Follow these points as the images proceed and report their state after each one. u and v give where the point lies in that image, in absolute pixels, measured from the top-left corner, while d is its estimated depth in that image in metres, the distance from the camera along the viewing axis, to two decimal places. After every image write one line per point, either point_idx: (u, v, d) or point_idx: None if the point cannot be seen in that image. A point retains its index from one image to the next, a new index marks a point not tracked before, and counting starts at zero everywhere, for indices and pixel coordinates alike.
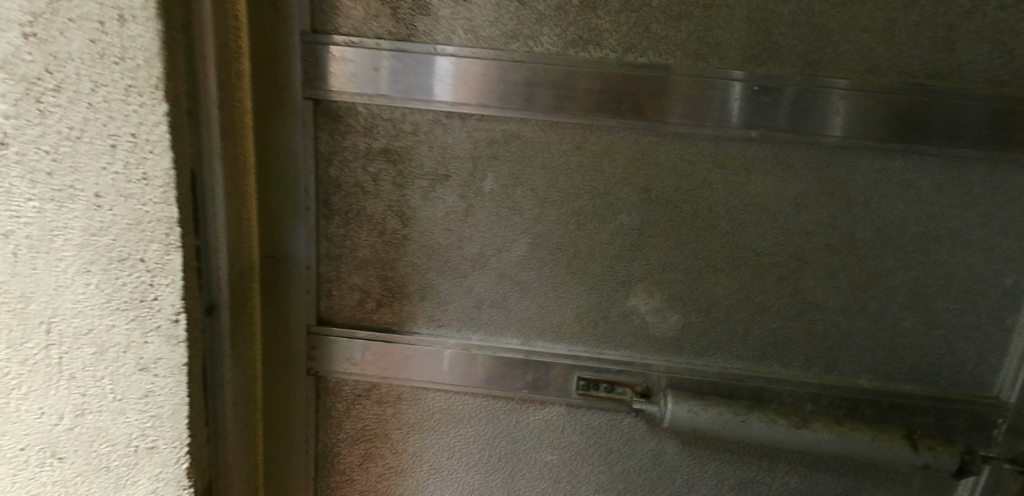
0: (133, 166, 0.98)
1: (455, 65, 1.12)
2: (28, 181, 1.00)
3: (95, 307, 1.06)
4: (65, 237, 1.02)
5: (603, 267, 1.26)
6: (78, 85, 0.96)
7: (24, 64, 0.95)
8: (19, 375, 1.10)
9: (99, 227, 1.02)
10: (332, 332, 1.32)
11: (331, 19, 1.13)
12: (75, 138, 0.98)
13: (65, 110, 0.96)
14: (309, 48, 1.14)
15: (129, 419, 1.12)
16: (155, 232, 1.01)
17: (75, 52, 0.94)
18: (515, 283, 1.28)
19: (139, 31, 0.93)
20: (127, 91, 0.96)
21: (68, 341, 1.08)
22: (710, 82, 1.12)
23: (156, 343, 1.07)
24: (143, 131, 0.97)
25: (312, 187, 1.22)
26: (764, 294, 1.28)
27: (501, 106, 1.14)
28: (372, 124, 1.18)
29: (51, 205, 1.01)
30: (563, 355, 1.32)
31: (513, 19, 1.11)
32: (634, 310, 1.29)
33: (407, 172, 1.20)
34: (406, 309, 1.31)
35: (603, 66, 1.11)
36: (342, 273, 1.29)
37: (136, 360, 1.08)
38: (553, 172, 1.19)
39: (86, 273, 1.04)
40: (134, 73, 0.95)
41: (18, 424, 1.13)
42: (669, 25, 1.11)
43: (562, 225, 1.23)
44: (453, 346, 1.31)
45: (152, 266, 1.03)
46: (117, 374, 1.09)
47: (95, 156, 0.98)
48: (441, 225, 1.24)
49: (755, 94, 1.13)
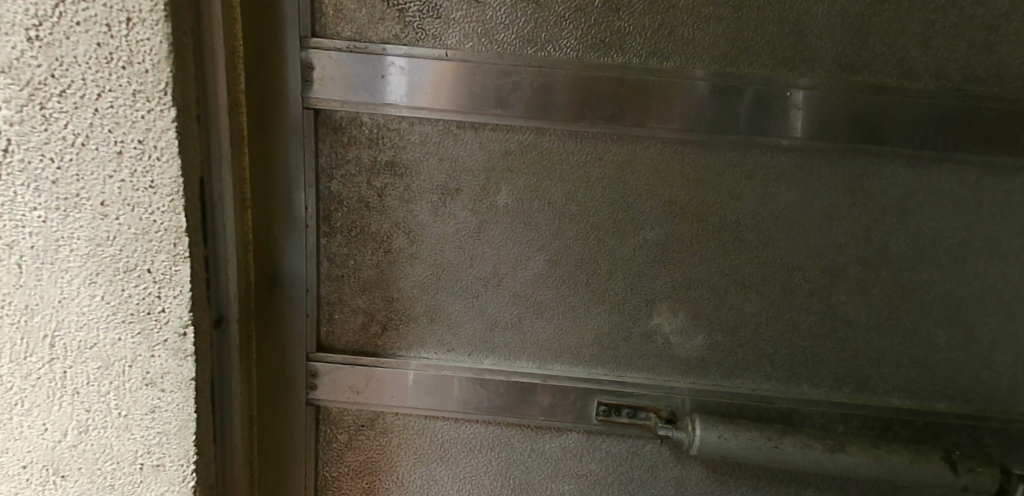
0: (140, 174, 0.91)
1: (468, 70, 1.04)
2: (33, 190, 0.92)
3: (101, 319, 0.97)
4: (70, 247, 0.94)
5: (625, 285, 1.18)
6: (84, 91, 0.88)
7: (29, 69, 0.87)
8: (20, 391, 1.01)
9: (104, 237, 0.94)
10: (333, 358, 1.23)
11: (333, 23, 1.04)
12: (80, 145, 0.90)
13: (72, 116, 0.89)
14: (309, 54, 1.05)
15: (134, 435, 1.03)
16: (163, 243, 0.94)
17: (82, 58, 0.87)
18: (530, 303, 1.20)
19: (149, 34, 0.87)
20: (134, 97, 0.89)
21: (74, 354, 0.99)
22: (739, 87, 1.06)
23: (163, 356, 0.99)
24: (151, 138, 0.90)
25: (311, 203, 1.13)
26: (793, 311, 1.21)
27: (518, 115, 1.06)
28: (377, 136, 1.09)
29: (56, 215, 0.93)
30: (582, 379, 1.23)
31: (530, 22, 1.03)
32: (657, 330, 1.21)
33: (414, 186, 1.12)
34: (413, 332, 1.22)
35: (627, 72, 1.04)
36: (346, 296, 1.20)
37: (143, 374, 1.00)
38: (572, 185, 1.11)
39: (92, 283, 0.96)
40: (142, 78, 0.88)
41: (19, 442, 1.04)
42: (697, 28, 1.04)
43: (582, 240, 1.15)
44: (464, 371, 1.23)
45: (158, 277, 0.95)
46: (123, 388, 1.01)
47: (101, 163, 0.91)
48: (451, 242, 1.15)
49: (787, 100, 1.07)
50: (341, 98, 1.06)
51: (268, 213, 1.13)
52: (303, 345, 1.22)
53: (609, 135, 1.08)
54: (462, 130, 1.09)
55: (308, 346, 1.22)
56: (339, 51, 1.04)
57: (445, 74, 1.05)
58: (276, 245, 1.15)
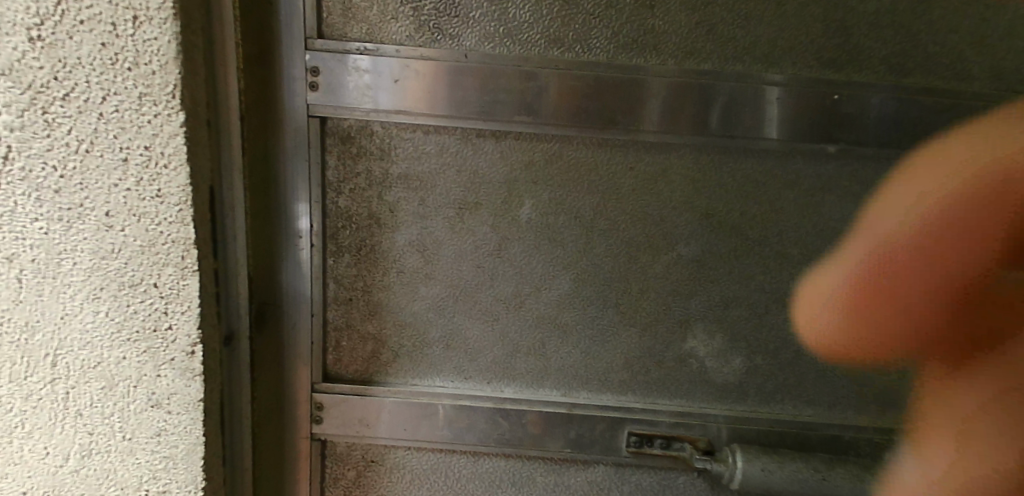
0: (146, 183, 0.84)
1: (492, 72, 0.96)
2: (34, 199, 0.84)
3: (105, 337, 0.90)
4: (72, 260, 0.87)
5: (657, 305, 1.09)
6: (88, 95, 0.81)
7: (30, 71, 0.80)
8: (20, 413, 0.93)
9: (109, 250, 0.87)
10: (342, 389, 1.13)
11: (341, 23, 0.95)
12: (84, 152, 0.83)
13: (75, 120, 0.82)
14: (315, 58, 0.96)
15: (138, 460, 0.95)
16: (171, 254, 0.87)
17: (85, 58, 0.80)
18: (555, 326, 1.10)
19: (156, 32, 0.80)
20: (139, 101, 0.82)
21: (76, 374, 0.91)
22: (782, 90, 0.98)
23: (169, 376, 0.92)
24: (158, 144, 0.83)
25: (318, 220, 1.03)
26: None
27: (545, 121, 0.98)
28: (389, 146, 1.00)
29: (58, 226, 0.85)
30: (611, 407, 1.14)
31: (557, 20, 0.95)
32: (691, 354, 1.12)
33: (429, 200, 1.03)
34: (428, 359, 1.12)
35: (663, 73, 0.96)
36: (354, 321, 1.10)
37: (149, 395, 0.93)
38: (601, 197, 1.03)
39: (96, 299, 0.89)
40: (148, 80, 0.81)
41: (18, 467, 0.95)
42: (738, 26, 0.96)
43: (612, 257, 1.06)
44: (483, 401, 1.13)
45: (166, 292, 0.88)
46: (127, 410, 0.93)
47: (106, 171, 0.84)
48: (469, 261, 1.06)
49: (834, 105, 0.99)
50: (350, 106, 0.97)
51: (271, 233, 1.03)
52: (308, 375, 1.12)
53: (641, 142, 1.00)
54: (483, 140, 1.00)
55: (314, 377, 1.12)
56: (348, 54, 0.95)
57: (464, 78, 0.96)
58: (277, 267, 1.05)
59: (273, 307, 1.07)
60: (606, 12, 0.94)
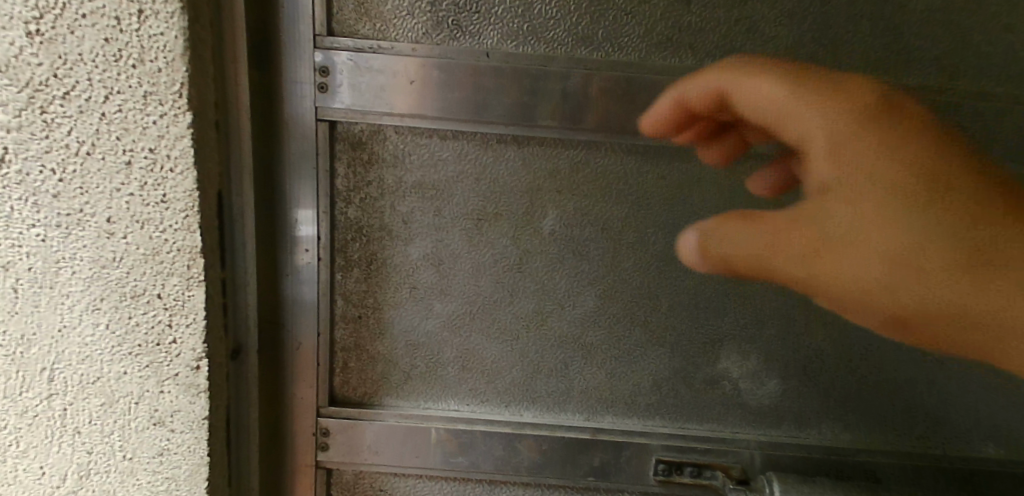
0: (150, 187, 0.77)
1: (515, 73, 0.89)
2: (31, 204, 0.78)
3: (105, 351, 0.83)
4: (71, 270, 0.80)
5: (688, 324, 1.02)
6: (89, 94, 0.74)
7: (28, 68, 0.73)
8: (14, 431, 0.87)
9: (110, 259, 0.80)
10: (350, 413, 1.05)
11: (352, 19, 0.88)
12: (84, 155, 0.76)
13: (76, 121, 0.75)
14: (324, 57, 0.88)
15: (140, 482, 0.89)
16: (175, 264, 0.80)
17: (88, 55, 0.73)
18: (580, 346, 1.03)
19: (163, 27, 0.73)
20: (144, 100, 0.75)
21: (74, 390, 0.85)
22: None
23: (173, 392, 0.85)
24: (163, 147, 0.76)
25: (326, 232, 0.96)
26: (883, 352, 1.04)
27: (571, 126, 0.91)
28: (403, 153, 0.93)
29: (57, 233, 0.79)
30: (638, 433, 1.06)
31: (586, 17, 0.88)
32: (724, 375, 1.05)
33: (445, 210, 0.96)
34: (442, 381, 1.05)
35: (698, 74, 0.89)
36: (363, 340, 1.03)
37: (151, 412, 0.86)
38: (630, 208, 0.96)
39: (95, 311, 0.82)
40: (154, 78, 0.74)
41: (13, 487, 0.90)
42: (780, 24, 0.89)
43: (641, 271, 0.99)
44: (501, 426, 1.06)
45: (169, 303, 0.82)
46: (127, 429, 0.87)
47: (108, 175, 0.77)
48: (487, 276, 0.99)
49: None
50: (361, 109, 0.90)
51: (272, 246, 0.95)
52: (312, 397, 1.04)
53: (674, 148, 0.93)
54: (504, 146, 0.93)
55: (320, 400, 1.04)
56: (359, 54, 0.88)
57: (484, 80, 0.89)
58: (279, 282, 0.98)
59: (277, 325, 1.00)
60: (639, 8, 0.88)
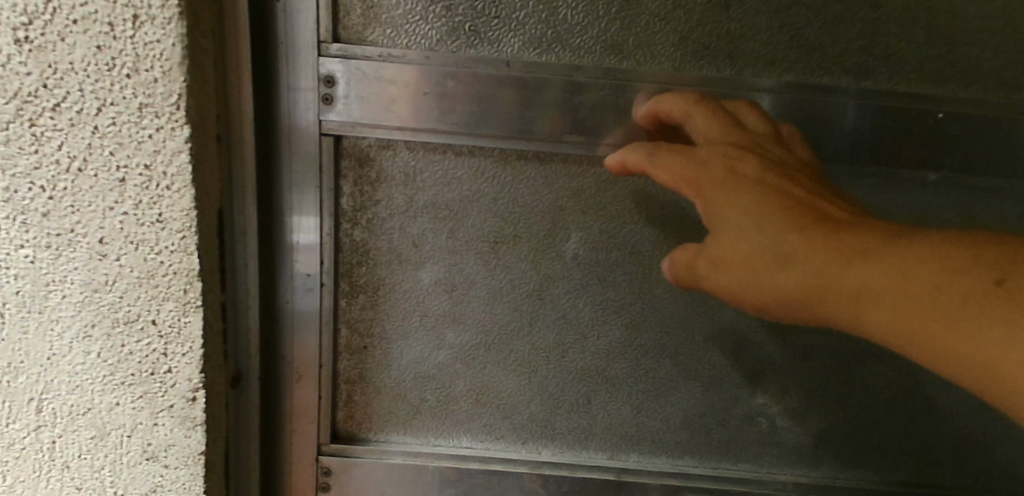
0: (145, 206, 0.70)
1: (538, 84, 0.82)
2: (19, 224, 0.70)
3: (97, 381, 0.76)
4: (62, 294, 0.72)
5: (722, 355, 0.93)
6: (81, 105, 0.67)
7: (16, 77, 0.66)
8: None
9: (103, 282, 0.72)
10: (354, 451, 0.97)
11: (361, 24, 0.81)
12: (76, 171, 0.69)
13: (67, 135, 0.67)
14: (330, 65, 0.81)
15: None
16: (172, 287, 0.73)
17: (79, 63, 0.66)
18: (605, 379, 0.94)
19: (158, 33, 0.65)
20: (140, 112, 0.67)
21: (64, 421, 0.77)
22: (875, 105, 0.83)
23: (167, 426, 0.78)
24: (160, 162, 0.69)
25: (330, 255, 0.88)
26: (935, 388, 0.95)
27: (599, 140, 0.84)
28: (414, 169, 0.86)
29: (47, 254, 0.71)
30: (666, 473, 0.98)
31: (616, 22, 0.81)
32: (761, 411, 0.96)
33: (460, 232, 0.88)
34: (454, 417, 0.97)
35: (737, 84, 0.82)
36: (369, 372, 0.95)
37: (144, 446, 0.79)
38: (660, 230, 0.88)
39: (87, 338, 0.74)
40: (149, 89, 0.67)
41: None
42: (827, 30, 0.82)
43: (672, 298, 0.91)
44: (518, 467, 0.97)
45: (165, 331, 0.74)
46: (120, 464, 0.79)
47: (101, 192, 0.69)
48: (504, 305, 0.91)
49: (939, 124, 0.83)
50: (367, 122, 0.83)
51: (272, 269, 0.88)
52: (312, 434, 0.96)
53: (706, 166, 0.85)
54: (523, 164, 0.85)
55: (322, 437, 0.96)
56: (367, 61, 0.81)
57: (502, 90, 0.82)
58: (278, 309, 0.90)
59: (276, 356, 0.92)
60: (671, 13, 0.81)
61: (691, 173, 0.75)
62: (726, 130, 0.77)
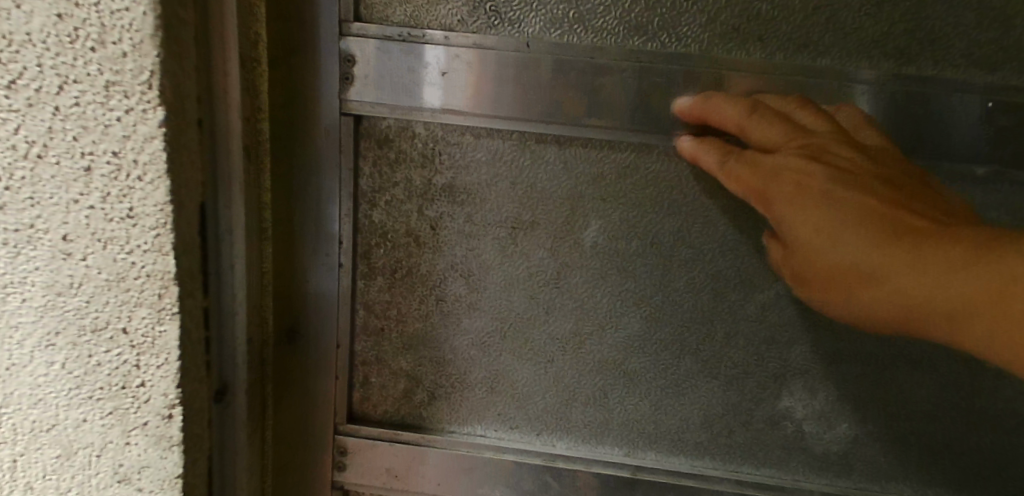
0: (114, 200, 0.66)
1: (557, 67, 0.80)
2: None
3: (61, 395, 0.73)
4: (21, 300, 0.70)
5: (746, 354, 0.90)
6: (40, 83, 0.63)
7: None
8: None
9: (66, 285, 0.69)
10: (369, 432, 0.98)
11: (382, 4, 0.81)
12: (35, 158, 0.65)
13: (23, 117, 0.64)
14: (350, 45, 0.81)
15: None
16: (144, 292, 0.69)
17: (38, 35, 0.61)
18: (621, 373, 0.92)
19: (128, 3, 0.61)
20: (107, 91, 0.63)
21: (27, 438, 0.75)
22: (918, 93, 0.78)
23: (139, 445, 0.75)
24: (129, 150, 0.64)
25: (349, 235, 0.89)
26: (978, 399, 0.89)
27: (619, 126, 0.82)
28: (433, 151, 0.85)
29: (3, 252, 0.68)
30: (683, 474, 0.95)
31: (639, 2, 0.78)
32: (786, 415, 0.92)
33: (477, 217, 0.87)
34: (468, 405, 0.96)
35: (766, 69, 0.79)
36: (385, 354, 0.95)
37: (115, 467, 0.76)
38: (683, 220, 0.85)
39: (48, 348, 0.72)
40: (117, 64, 0.62)
41: None
42: (866, 12, 0.77)
43: (693, 292, 0.88)
44: (531, 459, 0.96)
45: (137, 339, 0.71)
46: (88, 483, 0.77)
47: (61, 188, 0.66)
48: (520, 293, 0.90)
49: (988, 114, 0.78)
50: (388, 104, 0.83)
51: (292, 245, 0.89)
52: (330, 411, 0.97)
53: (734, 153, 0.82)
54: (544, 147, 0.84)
55: (337, 416, 0.97)
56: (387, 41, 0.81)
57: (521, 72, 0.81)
58: (296, 286, 0.91)
59: (294, 334, 0.93)
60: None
61: (760, 185, 0.75)
62: (783, 127, 0.75)
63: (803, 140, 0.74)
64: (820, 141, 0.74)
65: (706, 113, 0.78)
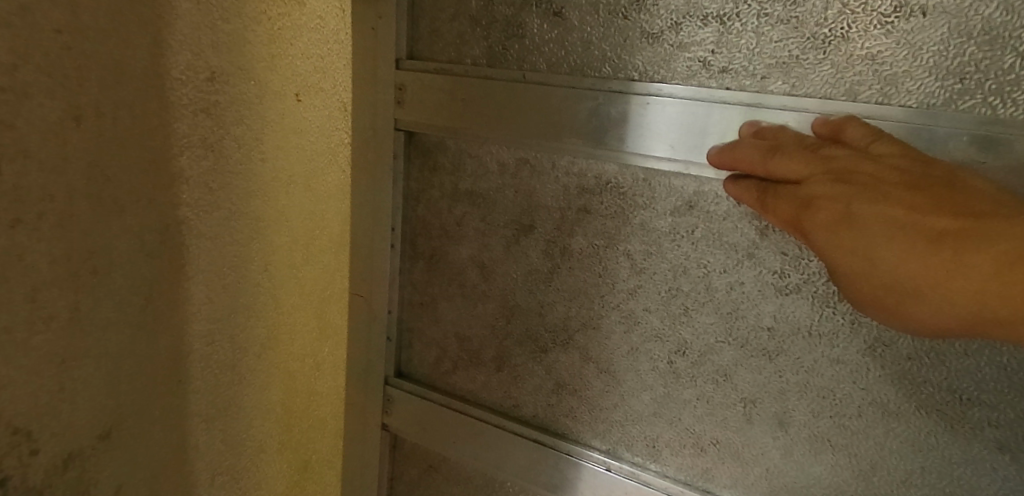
0: None
1: (544, 93, 0.92)
2: None
3: None
4: None
5: (713, 374, 0.90)
6: None
7: None
8: None
9: None
10: (406, 386, 1.20)
11: (425, 45, 1.03)
12: None
13: None
14: (400, 76, 1.04)
15: None
16: None
17: None
18: (603, 371, 1.00)
19: None
20: None
21: None
22: (889, 125, 0.72)
23: None
24: None
25: (399, 224, 1.13)
26: (971, 475, 0.78)
27: (596, 147, 0.91)
28: (460, 162, 1.05)
29: None
30: (652, 480, 0.99)
31: (614, 39, 0.87)
32: (755, 444, 0.89)
33: (490, 219, 1.04)
34: (481, 378, 1.13)
35: (726, 99, 0.80)
36: (423, 324, 1.17)
37: None
38: (654, 237, 0.91)
39: None
40: None
41: None
42: (833, 44, 0.74)
43: (665, 306, 0.92)
44: (524, 435, 1.09)
45: None
46: None
47: None
48: (522, 286, 1.04)
49: (969, 153, 0.70)
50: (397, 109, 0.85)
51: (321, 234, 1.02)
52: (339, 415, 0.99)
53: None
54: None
55: (387, 369, 1.21)
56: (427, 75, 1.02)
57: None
58: (361, 260, 1.17)
59: (359, 297, 1.20)
60: (666, 30, 0.83)
61: (795, 217, 0.70)
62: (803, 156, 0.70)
63: (825, 167, 0.68)
64: (844, 164, 0.68)
65: (733, 159, 0.76)
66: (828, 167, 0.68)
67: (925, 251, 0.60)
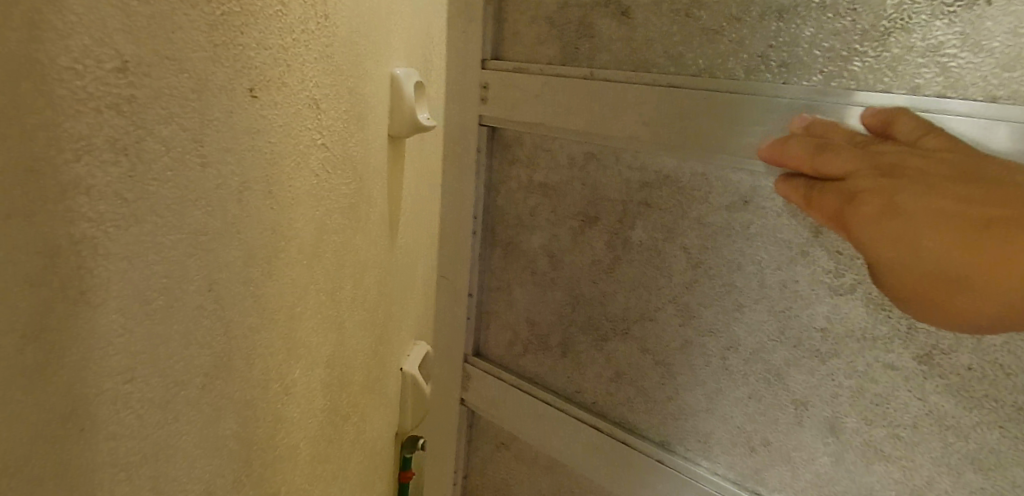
0: None
1: (604, 91, 0.94)
2: None
3: None
4: None
5: (765, 373, 0.87)
6: None
7: None
8: None
9: None
10: (479, 367, 1.24)
11: (509, 45, 1.07)
12: None
13: None
14: (484, 75, 1.09)
15: None
16: None
17: None
18: (660, 364, 0.98)
19: None
20: None
21: None
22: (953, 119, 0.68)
23: None
24: None
25: (478, 215, 1.17)
26: None
27: (651, 142, 0.90)
28: (534, 156, 1.08)
29: None
30: (698, 478, 0.95)
31: (676, 35, 0.87)
32: (810, 449, 0.85)
33: (559, 208, 1.06)
34: (549, 362, 1.13)
35: (781, 93, 0.78)
36: (502, 307, 1.20)
37: None
38: (710, 229, 0.89)
39: None
40: None
41: None
42: (896, 35, 0.71)
43: (721, 303, 0.90)
44: (576, 424, 1.08)
45: None
46: None
47: None
48: (586, 276, 1.05)
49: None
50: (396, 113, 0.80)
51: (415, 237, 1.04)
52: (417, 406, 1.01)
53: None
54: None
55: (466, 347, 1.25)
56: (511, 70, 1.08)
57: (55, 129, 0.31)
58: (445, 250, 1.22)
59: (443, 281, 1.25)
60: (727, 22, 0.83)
61: (837, 211, 0.64)
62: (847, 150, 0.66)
63: (869, 161, 0.63)
64: (891, 158, 0.63)
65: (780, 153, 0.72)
66: (877, 163, 0.63)
67: (974, 232, 0.53)
